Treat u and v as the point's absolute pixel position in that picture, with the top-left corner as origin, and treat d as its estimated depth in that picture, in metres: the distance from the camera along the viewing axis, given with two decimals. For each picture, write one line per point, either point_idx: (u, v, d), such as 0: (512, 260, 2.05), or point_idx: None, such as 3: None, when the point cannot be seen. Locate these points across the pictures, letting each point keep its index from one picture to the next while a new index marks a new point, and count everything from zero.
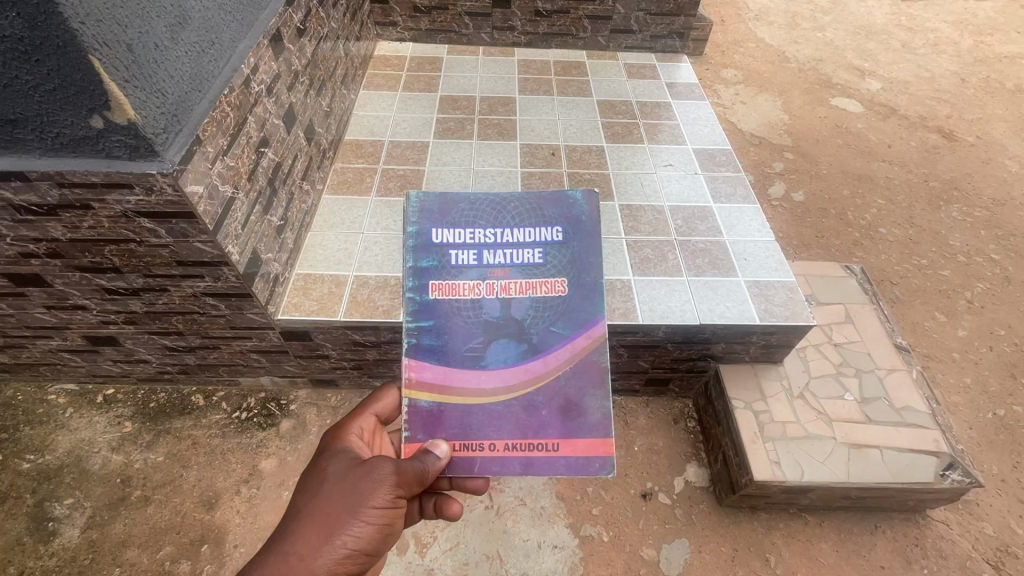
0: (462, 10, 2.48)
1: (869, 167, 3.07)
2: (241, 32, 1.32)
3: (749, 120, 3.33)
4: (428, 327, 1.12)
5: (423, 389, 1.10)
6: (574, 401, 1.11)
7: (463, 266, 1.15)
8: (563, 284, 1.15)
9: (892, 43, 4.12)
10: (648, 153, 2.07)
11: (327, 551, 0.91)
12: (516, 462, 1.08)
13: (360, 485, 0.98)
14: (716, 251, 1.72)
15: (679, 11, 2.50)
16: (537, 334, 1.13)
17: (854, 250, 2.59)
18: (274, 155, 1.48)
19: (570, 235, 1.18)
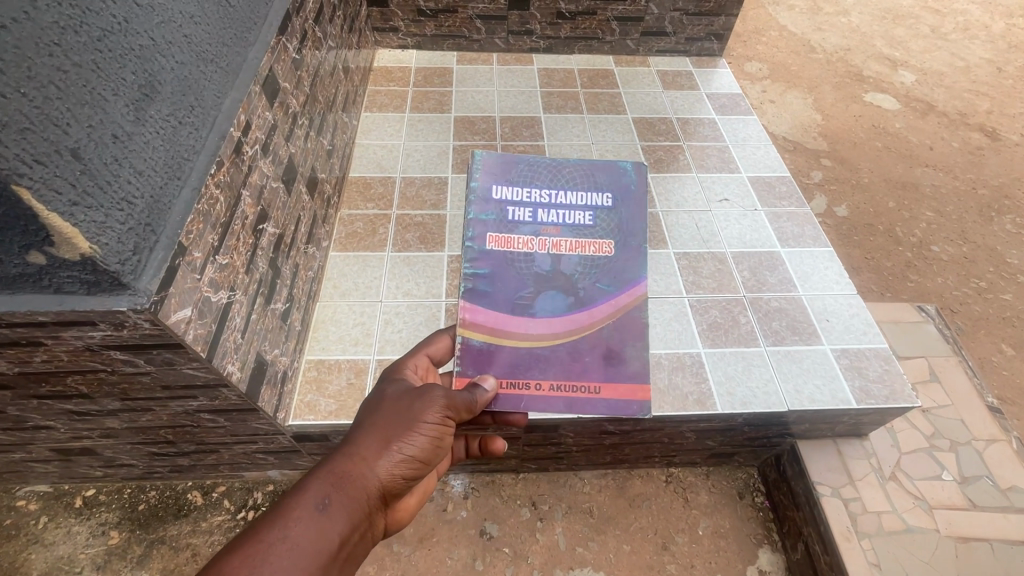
0: (472, 13, 2.16)
1: (913, 174, 2.84)
2: (227, 81, 1.03)
3: (780, 121, 3.07)
4: (482, 275, 0.99)
5: (474, 330, 0.98)
6: (620, 349, 0.98)
7: (520, 221, 1.02)
8: (616, 245, 1.02)
9: (921, 28, 3.84)
10: (699, 184, 1.82)
11: (383, 458, 0.81)
12: (561, 402, 0.95)
13: (410, 399, 0.87)
14: (793, 312, 1.49)
15: (719, 11, 2.19)
16: (589, 289, 1.01)
17: (908, 273, 2.38)
18: (275, 227, 1.20)
19: (624, 201, 1.05)
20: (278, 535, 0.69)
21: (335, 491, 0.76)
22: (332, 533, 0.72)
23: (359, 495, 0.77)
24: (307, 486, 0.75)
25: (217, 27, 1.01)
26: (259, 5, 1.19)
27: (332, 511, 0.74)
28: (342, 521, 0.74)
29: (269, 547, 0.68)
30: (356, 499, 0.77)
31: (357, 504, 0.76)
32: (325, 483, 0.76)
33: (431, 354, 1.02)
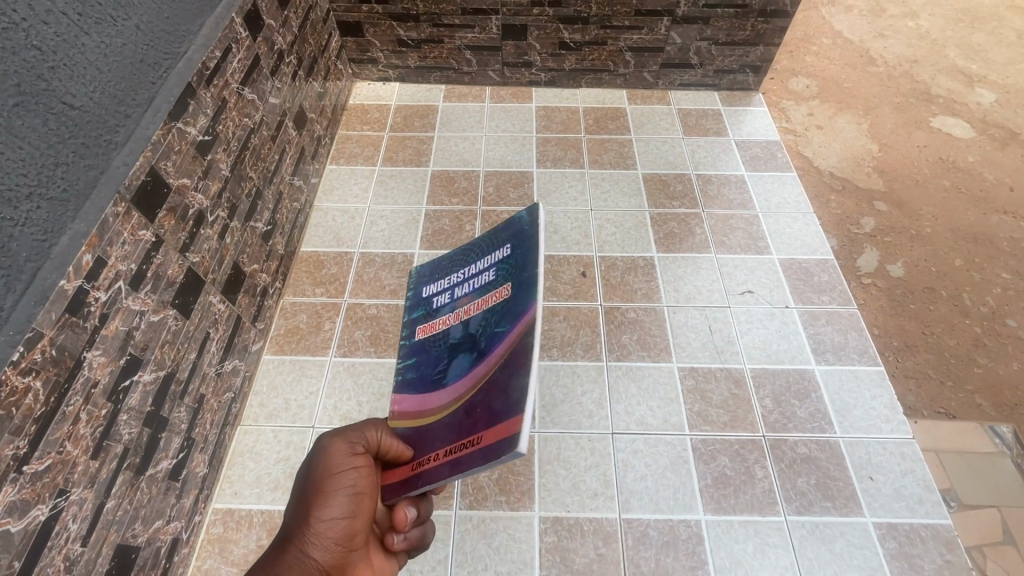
0: (460, 44, 1.86)
1: (987, 222, 2.38)
2: (63, 211, 0.78)
3: (827, 152, 2.62)
4: (407, 365, 0.87)
5: (396, 418, 0.82)
6: (504, 381, 0.67)
7: (443, 303, 0.90)
8: (512, 283, 0.76)
9: (1007, 33, 3.26)
10: (717, 269, 1.48)
11: (310, 534, 0.70)
12: (448, 467, 0.69)
13: (318, 457, 0.76)
14: (827, 464, 1.16)
15: (756, 40, 1.81)
16: (490, 337, 0.74)
17: (975, 355, 1.97)
18: (159, 368, 0.97)
19: (523, 243, 0.79)
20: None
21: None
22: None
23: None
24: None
25: (44, 144, 0.75)
26: (140, 87, 0.93)
27: None
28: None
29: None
30: None
31: None
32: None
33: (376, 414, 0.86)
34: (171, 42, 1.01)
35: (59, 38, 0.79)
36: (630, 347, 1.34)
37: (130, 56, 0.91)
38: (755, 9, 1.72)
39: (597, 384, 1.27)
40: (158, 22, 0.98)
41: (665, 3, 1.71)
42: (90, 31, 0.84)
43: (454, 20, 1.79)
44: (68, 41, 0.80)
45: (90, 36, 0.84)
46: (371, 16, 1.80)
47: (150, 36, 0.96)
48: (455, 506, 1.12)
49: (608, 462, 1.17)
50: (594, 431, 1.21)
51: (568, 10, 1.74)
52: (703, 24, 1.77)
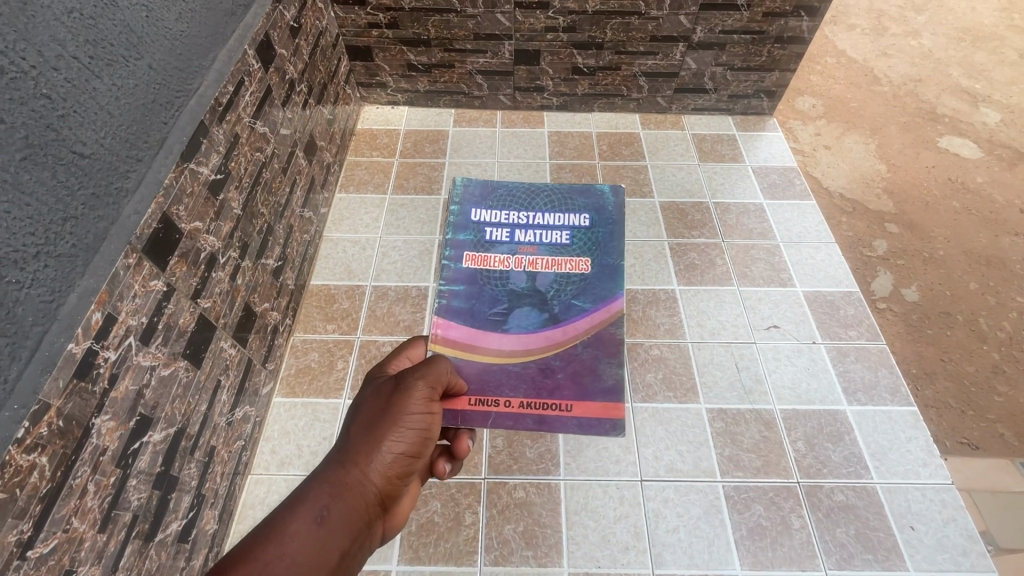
0: (472, 68, 1.82)
1: (1000, 245, 2.27)
2: (71, 268, 0.73)
3: (835, 172, 2.46)
4: (459, 289, 1.13)
5: (444, 341, 1.03)
6: (593, 366, 0.99)
7: (501, 241, 1.18)
8: (587, 265, 1.11)
9: (1008, 52, 3.10)
10: (740, 303, 1.44)
11: (377, 460, 0.75)
12: (531, 420, 0.93)
13: (395, 392, 0.81)
14: (866, 512, 1.12)
15: (772, 65, 1.79)
16: (567, 306, 1.07)
17: (996, 384, 1.88)
18: (169, 425, 0.91)
19: (601, 221, 1.16)
20: (280, 545, 0.64)
21: (330, 503, 0.70)
22: (336, 541, 0.68)
23: (358, 499, 0.72)
24: (302, 499, 0.70)
25: (53, 198, 0.70)
26: (152, 128, 0.88)
27: (331, 524, 0.68)
28: (346, 526, 0.69)
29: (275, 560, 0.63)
30: (356, 510, 0.71)
31: (358, 512, 0.72)
32: (320, 494, 0.70)
33: (411, 357, 0.96)
34: (183, 79, 0.96)
35: (70, 85, 0.73)
36: (656, 386, 1.29)
37: (142, 97, 0.85)
38: (771, 35, 1.70)
39: (623, 427, 1.23)
40: (170, 59, 0.93)
41: (681, 29, 1.69)
42: (102, 74, 0.78)
43: (466, 46, 1.75)
44: (79, 86, 0.75)
45: (101, 79, 0.78)
46: (381, 40, 1.75)
47: (163, 74, 0.91)
48: (479, 561, 1.07)
49: (638, 512, 1.12)
50: (622, 478, 1.16)
51: (583, 36, 1.71)
52: (719, 50, 1.74)
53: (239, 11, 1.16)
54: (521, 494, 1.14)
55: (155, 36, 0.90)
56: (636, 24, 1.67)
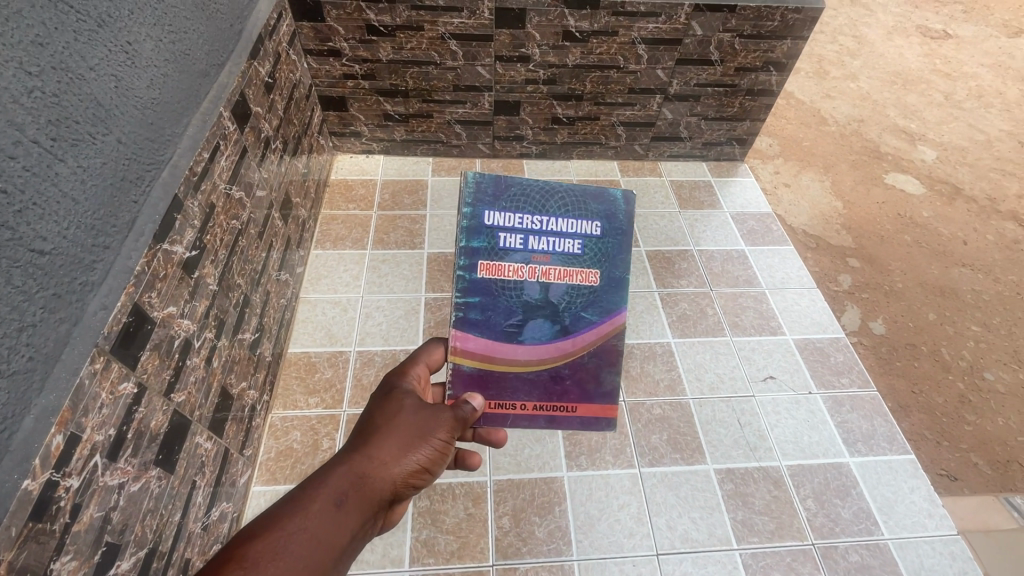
0: (451, 117, 1.79)
1: (950, 276, 2.16)
2: (28, 385, 0.61)
3: (796, 210, 2.32)
4: (472, 303, 0.87)
5: (466, 356, 0.86)
6: (597, 374, 0.90)
7: (514, 247, 0.88)
8: (602, 274, 0.89)
9: (935, 95, 3.00)
10: (734, 355, 1.44)
11: (400, 462, 0.68)
12: (544, 419, 0.89)
13: (429, 411, 0.75)
14: (882, 571, 1.11)
15: (743, 115, 1.85)
16: (576, 318, 0.89)
17: (964, 412, 1.73)
18: (139, 548, 0.79)
19: (613, 230, 0.90)
20: (292, 530, 0.57)
21: (349, 489, 0.63)
22: (345, 532, 0.60)
23: (374, 496, 0.64)
24: (318, 482, 0.62)
25: (6, 306, 0.60)
26: (121, 209, 0.78)
27: (346, 514, 0.61)
28: (355, 524, 0.61)
29: (283, 542, 0.56)
30: (370, 506, 0.64)
31: (371, 509, 0.64)
32: (339, 480, 0.63)
33: (429, 364, 0.86)
34: (155, 150, 0.87)
35: (28, 173, 0.64)
36: (662, 449, 1.25)
37: (110, 175, 0.76)
38: (743, 88, 1.76)
39: (633, 496, 1.17)
40: (142, 129, 0.84)
41: (658, 82, 1.72)
42: (65, 156, 0.69)
43: (445, 96, 1.72)
44: (39, 173, 0.65)
45: (64, 162, 0.69)
46: (356, 91, 1.70)
47: (133, 147, 0.82)
48: None
49: None
50: (639, 553, 1.10)
51: (562, 88, 1.72)
52: (693, 101, 1.79)
53: (213, 71, 1.08)
54: None
55: (127, 107, 0.81)
56: (614, 77, 1.69)
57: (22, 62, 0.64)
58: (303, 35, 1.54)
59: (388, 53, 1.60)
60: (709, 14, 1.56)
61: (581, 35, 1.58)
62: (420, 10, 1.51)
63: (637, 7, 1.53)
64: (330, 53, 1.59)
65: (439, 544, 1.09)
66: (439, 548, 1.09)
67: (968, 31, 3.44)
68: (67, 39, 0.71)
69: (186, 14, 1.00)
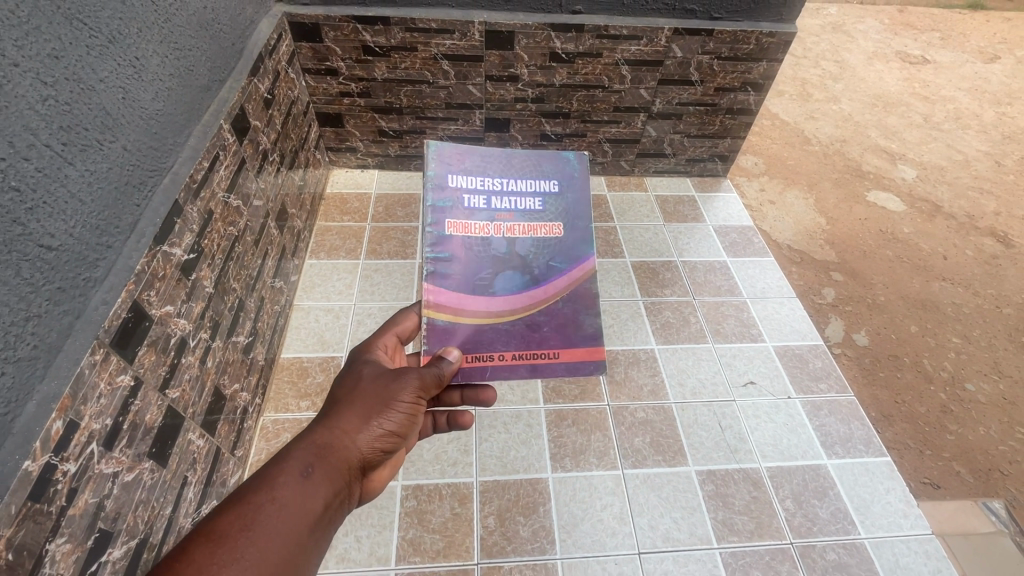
0: (443, 134, 1.86)
1: (931, 290, 2.20)
2: (31, 372, 0.66)
3: (782, 225, 2.38)
4: (442, 260, 0.89)
5: (437, 310, 0.89)
6: (574, 318, 0.93)
7: (478, 207, 0.92)
8: (566, 226, 0.94)
9: (914, 117, 3.10)
10: (716, 361, 1.48)
11: (364, 429, 0.72)
12: (526, 367, 0.91)
13: (389, 377, 0.78)
14: (859, 570, 1.13)
15: (725, 133, 1.93)
16: (546, 269, 0.93)
17: (945, 423, 1.74)
18: (131, 537, 0.82)
19: (571, 187, 0.96)
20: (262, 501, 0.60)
21: (315, 459, 0.67)
22: (317, 497, 0.64)
23: (342, 462, 0.69)
24: (284, 457, 0.66)
25: (16, 296, 0.64)
26: (122, 211, 0.83)
27: (315, 480, 0.65)
28: (327, 488, 0.66)
29: (256, 512, 0.59)
30: (340, 472, 0.68)
31: (342, 474, 0.68)
32: (304, 452, 0.67)
33: (399, 334, 0.92)
34: (158, 158, 0.92)
35: (40, 174, 0.68)
36: (645, 451, 1.28)
37: (114, 180, 0.81)
38: (722, 107, 1.84)
39: (616, 497, 1.20)
40: (146, 139, 0.89)
41: (642, 101, 1.80)
42: (75, 160, 0.74)
43: (438, 114, 1.79)
44: (50, 175, 0.70)
45: (74, 165, 0.74)
46: (352, 108, 1.77)
47: (137, 155, 0.87)
48: None
49: None
50: (620, 552, 1.13)
51: (551, 106, 1.79)
52: (676, 119, 1.87)
53: (214, 86, 1.14)
54: None
55: (132, 116, 0.86)
56: (601, 96, 1.77)
57: (38, 72, 0.69)
58: (301, 55, 1.61)
59: (383, 72, 1.67)
60: (688, 37, 1.65)
61: (568, 57, 1.66)
62: (414, 32, 1.58)
63: (620, 31, 1.61)
64: (327, 72, 1.66)
65: (426, 543, 1.12)
66: (426, 546, 1.11)
67: (945, 56, 3.58)
68: (80, 53, 0.77)
69: (191, 33, 1.06)
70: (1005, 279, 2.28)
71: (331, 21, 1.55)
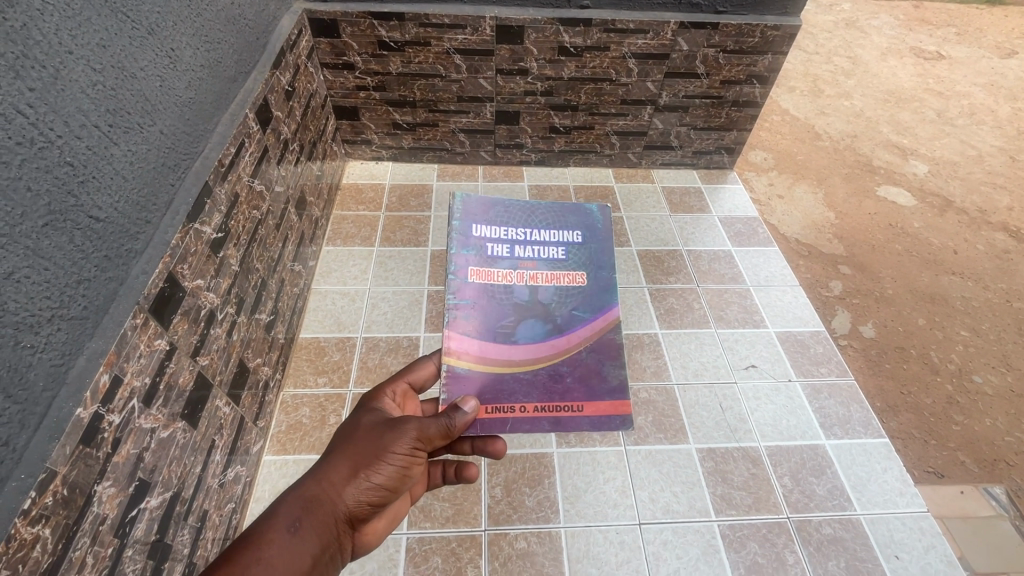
0: (455, 126, 1.92)
1: (939, 283, 2.08)
2: (81, 330, 0.72)
3: (790, 220, 2.26)
4: (465, 306, 0.98)
5: (459, 359, 0.94)
6: (598, 369, 0.95)
7: (500, 256, 1.02)
8: (586, 275, 1.02)
9: (928, 112, 3.06)
10: (718, 345, 1.52)
11: (353, 482, 0.75)
12: (548, 421, 0.91)
13: (383, 430, 0.79)
14: (854, 543, 1.17)
15: (730, 125, 1.96)
16: (567, 317, 0.98)
17: (950, 413, 1.65)
18: (165, 489, 0.89)
19: (593, 237, 1.05)
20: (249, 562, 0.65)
21: (302, 515, 0.71)
22: (302, 554, 0.69)
23: (329, 517, 0.73)
24: (278, 509, 0.72)
25: (68, 261, 0.71)
26: (160, 190, 0.90)
27: (300, 538, 0.70)
28: (313, 543, 0.71)
29: (246, 570, 0.66)
30: (327, 526, 0.72)
31: (329, 529, 0.73)
32: (294, 507, 0.72)
33: (411, 381, 0.95)
34: (190, 143, 0.99)
35: (91, 152, 0.75)
36: (647, 429, 1.33)
37: (153, 161, 0.88)
38: (728, 99, 1.88)
39: (619, 471, 1.25)
40: (179, 124, 0.96)
41: (649, 94, 1.84)
42: (119, 141, 0.81)
43: (450, 107, 1.86)
44: (99, 153, 0.77)
45: (118, 145, 0.81)
46: (368, 101, 1.83)
47: (172, 139, 0.94)
48: None
49: (640, 557, 1.13)
50: (621, 522, 1.18)
51: (559, 99, 1.84)
52: (682, 112, 1.91)
53: (240, 78, 1.21)
54: (522, 544, 1.14)
55: (167, 104, 0.93)
56: (608, 89, 1.82)
57: (88, 60, 0.77)
58: (320, 51, 1.68)
59: (397, 66, 1.74)
60: (694, 30, 1.69)
61: (576, 50, 1.71)
62: (427, 27, 1.65)
63: (626, 24, 1.65)
64: (344, 66, 1.73)
65: (435, 510, 1.18)
66: (435, 513, 1.17)
67: (960, 52, 3.56)
68: (124, 44, 0.84)
69: (219, 28, 1.13)
70: (1017, 273, 2.17)
71: (349, 17, 1.62)
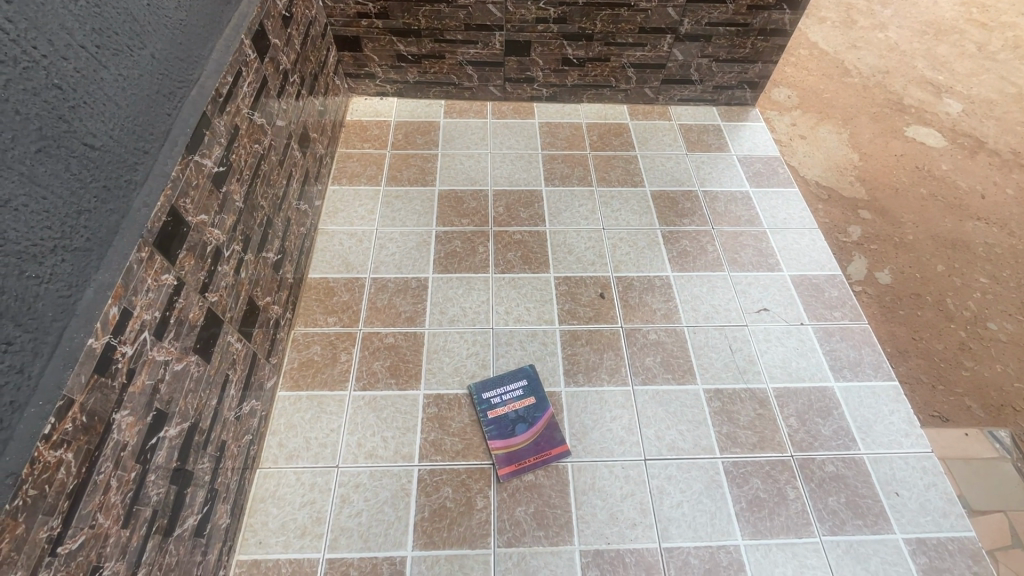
0: (461, 59, 1.82)
1: (963, 229, 2.01)
2: (87, 262, 0.71)
3: (812, 162, 2.16)
4: None
5: None
6: None
7: None
8: None
9: (968, 46, 2.85)
10: (730, 288, 1.50)
11: None
12: None
13: None
14: (854, 481, 1.20)
15: (755, 57, 1.84)
16: None
17: (960, 360, 1.64)
18: (183, 420, 0.92)
19: None
20: None
21: None
22: None
23: None
24: None
25: (67, 191, 0.69)
26: (157, 119, 0.86)
27: None
28: None
29: None
30: None
31: None
32: None
33: None
34: (184, 69, 0.94)
35: (79, 74, 0.71)
36: (655, 369, 1.33)
37: (147, 87, 0.84)
38: (755, 27, 1.75)
39: (626, 410, 1.27)
40: (172, 48, 0.91)
41: (669, 21, 1.72)
42: (108, 64, 0.77)
43: (456, 36, 1.75)
44: (87, 76, 0.73)
45: (108, 69, 0.76)
46: (371, 31, 1.73)
47: (165, 64, 0.89)
48: (493, 544, 1.09)
49: (643, 490, 1.17)
50: (627, 458, 1.20)
51: (573, 27, 1.73)
52: (705, 41, 1.78)
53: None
54: (530, 477, 1.17)
55: (156, 25, 0.88)
56: (625, 15, 1.70)
57: None
58: None
59: None
60: None
61: None
62: None
63: None
64: None
65: (446, 443, 1.21)
66: (446, 447, 1.21)
67: None
68: None
69: None
70: None
71: None
